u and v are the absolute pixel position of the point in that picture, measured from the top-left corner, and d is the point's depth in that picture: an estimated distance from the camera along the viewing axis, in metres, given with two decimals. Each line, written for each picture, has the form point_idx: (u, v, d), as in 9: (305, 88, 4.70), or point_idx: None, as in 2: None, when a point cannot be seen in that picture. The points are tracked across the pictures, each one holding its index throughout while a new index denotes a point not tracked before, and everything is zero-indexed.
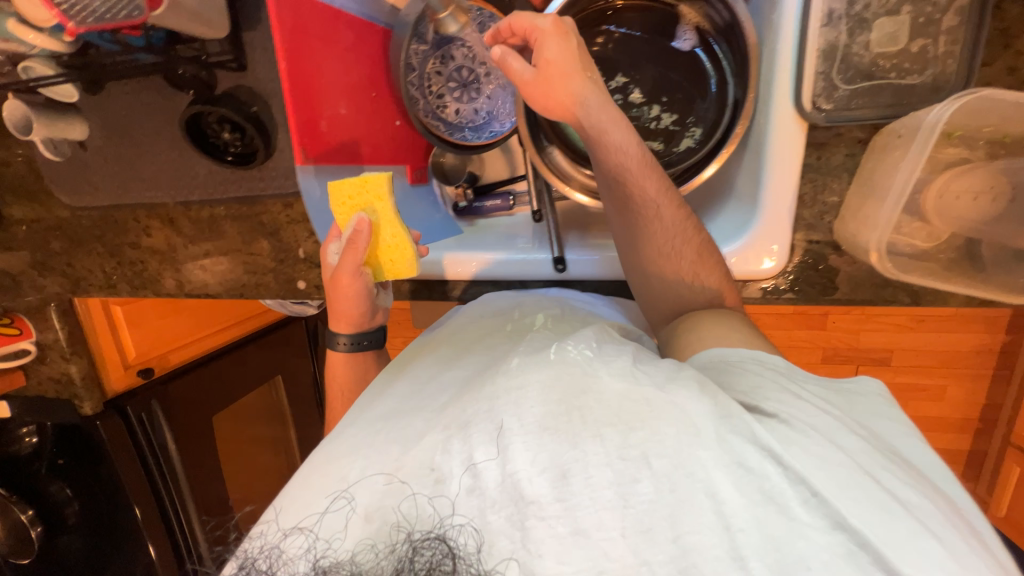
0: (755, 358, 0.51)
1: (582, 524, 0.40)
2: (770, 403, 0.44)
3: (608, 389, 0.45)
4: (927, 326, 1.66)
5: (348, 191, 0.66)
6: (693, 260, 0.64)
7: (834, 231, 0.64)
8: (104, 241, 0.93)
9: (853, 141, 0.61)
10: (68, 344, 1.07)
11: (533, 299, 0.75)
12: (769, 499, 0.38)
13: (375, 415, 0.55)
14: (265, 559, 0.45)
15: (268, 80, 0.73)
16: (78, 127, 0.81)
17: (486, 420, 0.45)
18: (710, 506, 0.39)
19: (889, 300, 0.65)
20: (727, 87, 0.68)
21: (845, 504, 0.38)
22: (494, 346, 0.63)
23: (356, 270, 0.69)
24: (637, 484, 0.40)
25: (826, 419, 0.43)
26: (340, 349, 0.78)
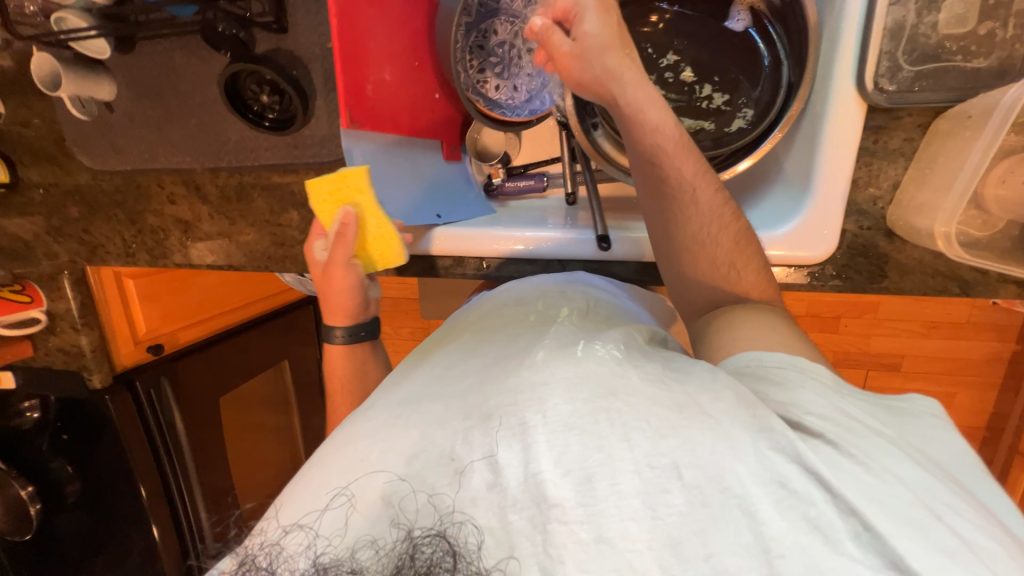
0: (794, 364, 0.49)
1: (604, 532, 0.39)
2: (812, 420, 0.44)
3: (638, 394, 0.44)
4: (937, 332, 1.65)
5: (326, 188, 0.67)
6: (732, 248, 0.62)
7: (887, 217, 0.63)
8: (125, 207, 0.90)
9: (912, 125, 0.60)
10: (79, 314, 1.04)
11: (555, 287, 0.72)
12: (815, 527, 0.38)
13: (393, 403, 0.53)
14: (265, 555, 0.44)
15: (310, 43, 0.71)
16: (107, 87, 0.79)
17: (510, 415, 0.44)
18: (747, 524, 0.38)
19: (939, 290, 0.64)
20: (780, 69, 0.67)
21: (898, 536, 0.37)
22: (517, 334, 0.59)
23: (344, 261, 0.71)
24: (667, 495, 0.39)
25: (876, 445, 0.43)
26: (337, 342, 0.78)
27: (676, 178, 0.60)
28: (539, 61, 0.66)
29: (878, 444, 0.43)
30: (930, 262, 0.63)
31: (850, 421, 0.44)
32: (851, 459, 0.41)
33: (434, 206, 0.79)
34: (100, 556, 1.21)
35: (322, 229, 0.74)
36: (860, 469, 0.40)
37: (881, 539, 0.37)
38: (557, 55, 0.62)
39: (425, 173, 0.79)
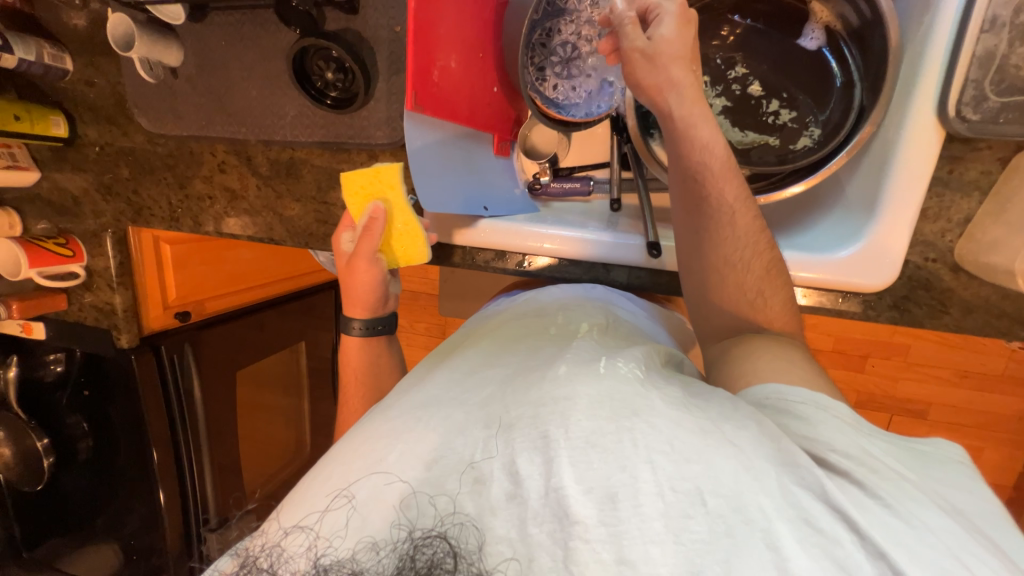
0: (818, 401, 0.48)
1: (627, 555, 0.38)
2: (836, 455, 0.43)
3: (663, 416, 0.42)
4: (969, 383, 1.54)
5: (360, 182, 0.72)
6: (761, 276, 0.60)
7: (955, 252, 0.61)
8: (175, 171, 0.91)
9: (992, 158, 0.59)
10: (118, 273, 1.06)
11: (572, 299, 0.72)
12: (843, 570, 0.37)
13: (410, 406, 0.54)
14: (265, 556, 0.46)
15: (378, 26, 0.72)
16: (175, 53, 0.80)
17: (531, 427, 0.44)
18: (771, 559, 0.37)
19: (1003, 332, 0.62)
20: (852, 91, 0.66)
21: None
22: (538, 348, 0.59)
23: (369, 254, 0.74)
24: (689, 521, 0.38)
25: (892, 488, 0.42)
26: (355, 334, 0.80)
27: (716, 200, 0.58)
28: (606, 54, 0.64)
29: (903, 488, 0.42)
30: (995, 301, 0.61)
31: (877, 462, 0.43)
32: (877, 502, 0.40)
33: (481, 198, 0.79)
34: (102, 517, 1.21)
35: (351, 221, 0.77)
36: (885, 512, 0.40)
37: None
38: (629, 50, 0.58)
39: (478, 164, 0.79)
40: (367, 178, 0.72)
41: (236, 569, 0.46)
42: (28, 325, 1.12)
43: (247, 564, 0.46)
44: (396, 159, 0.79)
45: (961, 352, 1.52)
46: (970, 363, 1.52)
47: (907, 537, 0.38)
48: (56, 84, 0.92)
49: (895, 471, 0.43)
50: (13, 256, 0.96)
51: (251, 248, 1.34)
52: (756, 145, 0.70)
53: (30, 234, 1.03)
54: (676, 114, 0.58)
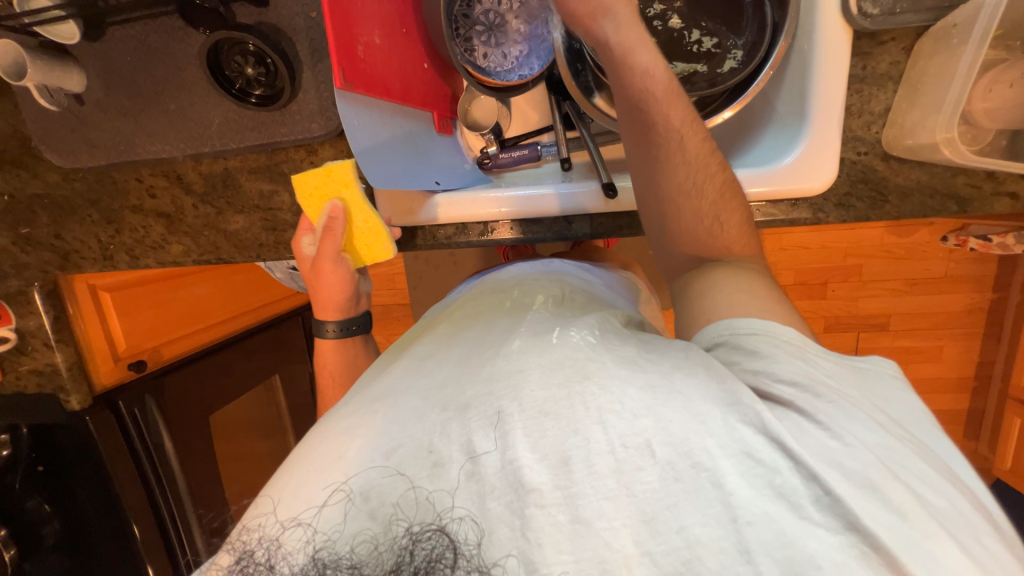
0: (768, 330, 0.50)
1: (582, 512, 0.40)
2: (781, 388, 0.45)
3: (615, 376, 0.45)
4: (921, 289, 1.63)
5: (314, 182, 0.70)
6: (717, 200, 0.61)
7: (884, 141, 0.65)
8: (100, 206, 0.85)
9: (898, 49, 0.63)
10: (54, 329, 0.97)
11: (530, 275, 0.72)
12: (781, 495, 0.39)
13: (366, 399, 0.53)
14: (264, 551, 0.44)
15: (291, 14, 0.69)
16: (76, 77, 0.75)
17: (485, 404, 0.45)
18: (716, 496, 0.39)
19: (937, 210, 0.66)
20: (763, 9, 0.68)
21: (858, 505, 0.38)
22: (493, 322, 0.59)
23: (332, 255, 0.72)
24: (640, 472, 0.40)
25: (841, 408, 0.44)
26: (329, 336, 0.77)
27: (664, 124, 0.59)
28: None
29: (842, 405, 0.44)
30: (927, 182, 0.65)
31: (822, 388, 0.45)
32: (816, 425, 0.43)
33: (432, 173, 0.77)
34: None
35: (310, 224, 0.74)
36: (826, 434, 0.42)
37: (842, 502, 0.38)
38: None
39: (422, 144, 0.78)
40: (320, 177, 0.70)
41: (231, 564, 0.45)
42: None
43: (247, 555, 0.44)
44: (336, 150, 0.77)
45: (906, 262, 1.60)
46: (915, 271, 1.60)
47: (843, 456, 0.41)
48: None
49: (837, 391, 0.46)
50: None
51: (205, 284, 1.27)
52: (687, 75, 0.72)
53: None
54: (611, 41, 0.59)
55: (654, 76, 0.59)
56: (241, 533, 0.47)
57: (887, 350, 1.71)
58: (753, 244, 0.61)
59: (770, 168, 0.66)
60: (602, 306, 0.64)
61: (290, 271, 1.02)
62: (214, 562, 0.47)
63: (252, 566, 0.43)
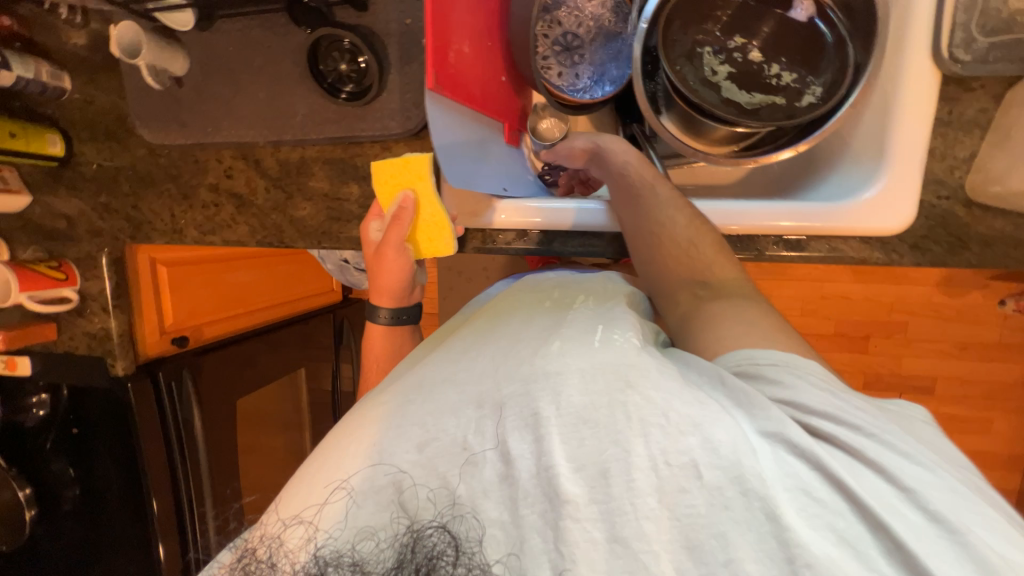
0: (790, 362, 0.47)
1: (620, 532, 0.40)
2: (818, 420, 0.42)
3: (659, 385, 0.43)
4: (970, 355, 1.55)
5: (390, 172, 0.74)
6: (713, 256, 0.61)
7: (966, 187, 0.64)
8: (178, 182, 0.90)
9: (987, 97, 0.63)
10: (114, 295, 0.99)
11: (570, 279, 0.71)
12: (846, 542, 0.38)
13: (398, 388, 0.52)
14: (265, 547, 0.45)
15: (388, 20, 0.74)
16: (181, 61, 0.80)
17: (521, 404, 0.44)
18: (772, 530, 0.37)
19: (1021, 262, 0.64)
20: (846, 48, 0.69)
21: (936, 565, 0.36)
22: (532, 318, 0.57)
23: (397, 244, 0.74)
24: (684, 494, 0.39)
25: (909, 457, 0.41)
26: (381, 323, 0.78)
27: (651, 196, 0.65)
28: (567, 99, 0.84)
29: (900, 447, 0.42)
30: (1012, 232, 0.63)
31: (877, 431, 0.42)
32: (868, 466, 0.40)
33: (501, 180, 0.81)
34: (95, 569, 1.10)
35: (379, 210, 0.77)
36: (879, 478, 0.40)
37: (915, 559, 0.36)
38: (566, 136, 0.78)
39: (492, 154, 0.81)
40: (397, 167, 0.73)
41: (233, 560, 0.46)
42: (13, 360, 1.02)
43: (248, 552, 0.45)
44: (411, 147, 0.79)
45: (957, 324, 1.53)
46: (965, 335, 1.53)
47: (896, 502, 0.39)
48: (58, 106, 0.91)
49: (873, 421, 0.44)
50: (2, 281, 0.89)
51: (247, 269, 1.31)
52: (764, 105, 0.72)
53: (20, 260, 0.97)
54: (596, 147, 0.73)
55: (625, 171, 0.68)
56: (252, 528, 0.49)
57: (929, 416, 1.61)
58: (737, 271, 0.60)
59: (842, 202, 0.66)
60: (625, 297, 0.63)
61: (341, 264, 1.05)
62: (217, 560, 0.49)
63: (253, 564, 0.44)
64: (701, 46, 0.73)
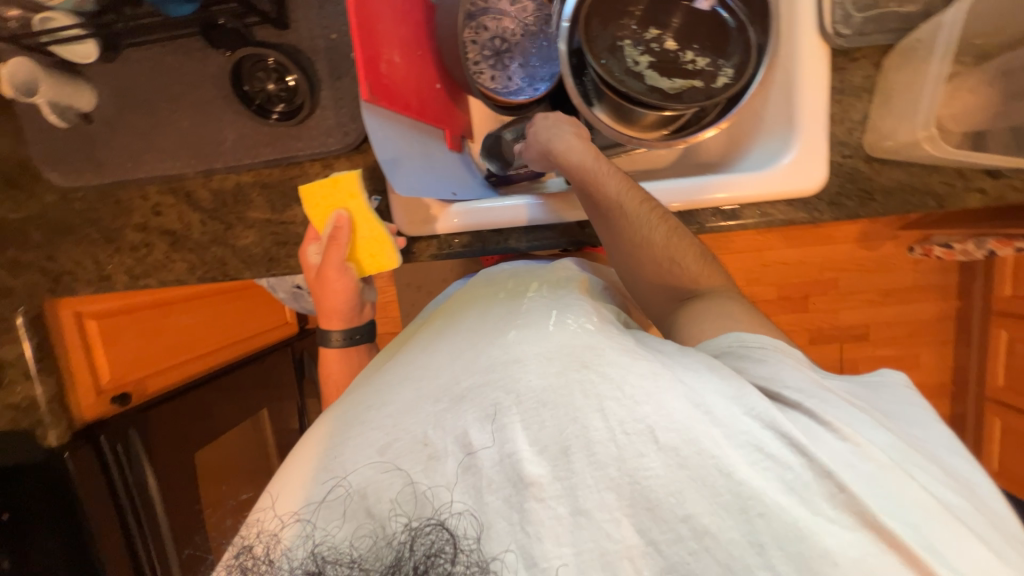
0: (775, 345, 0.53)
1: (583, 505, 0.41)
2: (790, 392, 0.47)
3: (614, 363, 0.45)
4: (893, 300, 1.71)
5: (320, 193, 0.71)
6: (697, 262, 0.66)
7: (865, 145, 0.72)
8: (99, 226, 0.83)
9: (868, 64, 0.71)
10: (37, 358, 0.93)
11: (524, 267, 0.74)
12: (794, 490, 0.41)
13: (362, 394, 0.53)
14: (263, 543, 0.45)
15: (313, 36, 0.73)
16: (87, 95, 0.75)
17: (481, 396, 0.45)
18: (725, 483, 0.40)
19: (919, 205, 0.72)
20: (748, 32, 0.75)
21: (874, 502, 0.41)
22: (488, 311, 0.58)
23: (337, 264, 0.72)
24: (643, 459, 0.41)
25: (852, 412, 0.48)
26: (334, 346, 0.76)
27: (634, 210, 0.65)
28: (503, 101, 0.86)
29: (852, 413, 0.47)
30: (906, 180, 0.71)
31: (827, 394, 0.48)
32: (830, 430, 0.44)
33: (448, 185, 0.80)
34: None
35: (315, 233, 0.74)
36: (836, 438, 0.44)
37: (856, 499, 0.40)
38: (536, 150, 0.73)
39: (437, 162, 0.81)
40: (324, 188, 0.70)
41: (231, 560, 0.45)
42: None
43: (246, 549, 0.45)
44: (352, 163, 0.78)
45: (877, 274, 1.69)
46: (887, 283, 1.69)
47: (856, 460, 0.43)
48: None
49: (836, 394, 0.49)
50: None
51: (193, 312, 1.21)
52: (685, 89, 0.78)
53: None
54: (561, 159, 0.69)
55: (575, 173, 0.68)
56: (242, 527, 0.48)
57: (868, 360, 1.77)
58: (719, 274, 0.66)
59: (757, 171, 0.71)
60: (577, 283, 0.65)
61: (293, 291, 1.01)
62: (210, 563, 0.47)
63: (252, 563, 0.44)
64: (621, 40, 0.78)
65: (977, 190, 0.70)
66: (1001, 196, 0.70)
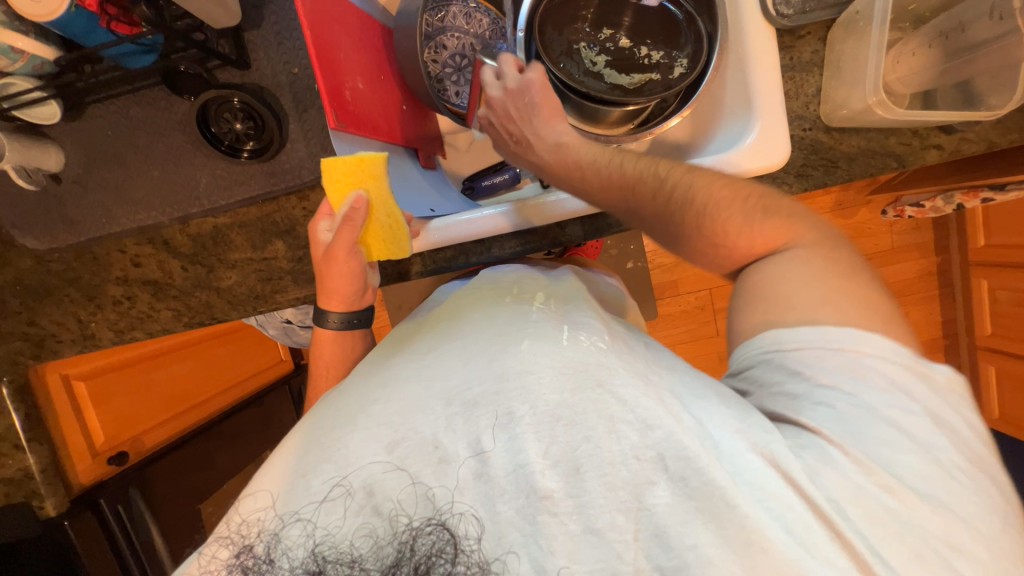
0: (820, 344, 0.48)
1: (594, 523, 0.42)
2: (812, 416, 0.46)
3: (627, 382, 0.46)
4: (876, 262, 1.75)
5: (341, 168, 0.63)
6: (739, 222, 0.53)
7: (822, 116, 0.74)
8: (78, 284, 0.82)
9: (815, 40, 0.74)
10: (26, 427, 0.87)
11: (530, 273, 0.71)
12: (794, 530, 0.41)
13: (369, 387, 0.52)
14: (264, 543, 0.44)
15: (275, 73, 0.74)
16: (54, 155, 0.74)
17: (494, 404, 0.46)
18: (731, 518, 0.41)
19: (881, 168, 0.75)
20: (696, 23, 0.77)
21: (866, 545, 0.41)
22: (494, 314, 0.58)
23: (349, 246, 0.68)
24: (653, 486, 0.42)
25: (889, 438, 0.44)
26: (330, 327, 0.73)
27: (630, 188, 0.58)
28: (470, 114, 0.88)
29: (885, 437, 0.44)
30: (867, 146, 0.74)
31: (859, 417, 0.44)
32: (843, 461, 0.43)
33: (427, 202, 0.81)
34: None
35: (330, 208, 0.69)
36: (850, 470, 0.43)
37: (850, 544, 0.41)
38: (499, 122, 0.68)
39: (409, 179, 0.81)
40: (349, 165, 0.63)
41: (231, 558, 0.44)
42: None
43: (246, 548, 0.44)
44: None
45: (856, 240, 1.72)
46: (868, 247, 1.73)
47: (863, 494, 0.42)
48: None
49: (879, 414, 0.44)
50: None
51: (185, 361, 1.21)
52: (644, 83, 0.81)
53: None
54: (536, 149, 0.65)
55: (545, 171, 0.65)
56: (235, 523, 0.46)
57: None
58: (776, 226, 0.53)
59: (725, 153, 0.73)
60: (584, 297, 0.64)
61: (284, 326, 1.00)
62: (203, 547, 0.46)
63: (252, 561, 0.44)
64: (576, 44, 0.81)
65: (933, 147, 0.73)
66: (957, 149, 0.72)
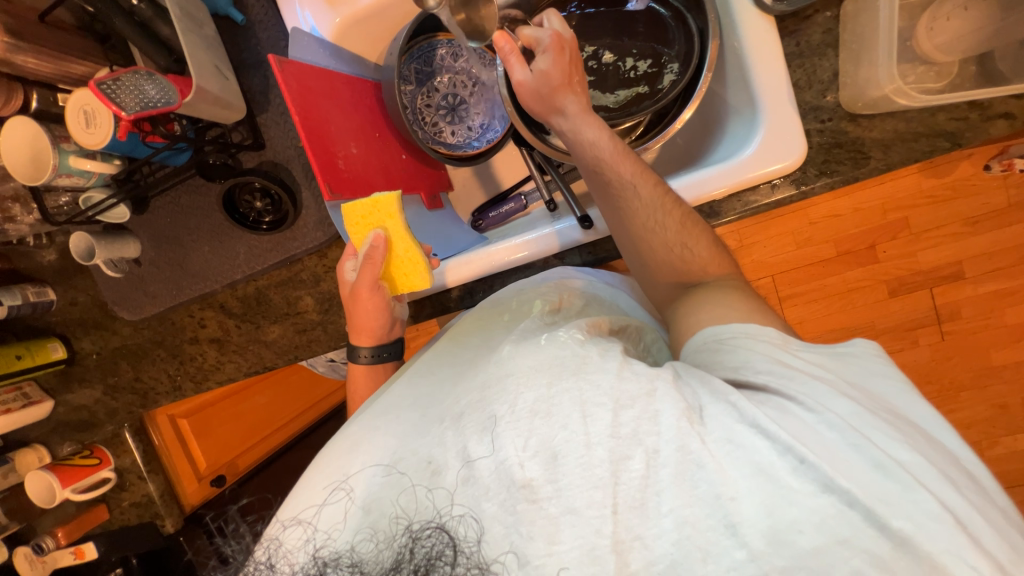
0: (747, 332, 0.52)
1: (571, 503, 0.41)
2: (758, 375, 0.47)
3: (602, 371, 0.45)
4: (987, 225, 1.38)
5: (360, 211, 0.68)
6: (678, 227, 0.61)
7: (843, 103, 0.65)
8: (165, 345, 0.98)
9: (826, 19, 0.65)
10: (145, 462, 1.06)
11: (528, 285, 0.71)
12: (760, 470, 0.40)
13: (366, 417, 0.53)
14: (264, 550, 0.45)
15: (286, 149, 0.82)
16: (132, 245, 0.89)
17: (479, 411, 0.46)
18: (705, 484, 0.40)
19: (930, 152, 0.63)
20: (687, 23, 0.73)
21: (828, 464, 0.39)
22: (493, 337, 0.60)
23: (371, 283, 0.70)
24: (628, 460, 0.41)
25: (815, 385, 0.45)
26: (362, 362, 0.75)
27: (617, 180, 0.61)
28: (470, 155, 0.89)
29: (812, 382, 0.45)
30: (906, 128, 0.63)
31: (793, 370, 0.47)
32: (795, 404, 0.43)
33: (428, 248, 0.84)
34: None
35: (353, 250, 0.73)
36: (802, 410, 0.43)
37: (815, 466, 0.39)
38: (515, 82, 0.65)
39: (413, 223, 0.84)
40: (366, 208, 0.67)
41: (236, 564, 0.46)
42: (79, 549, 1.04)
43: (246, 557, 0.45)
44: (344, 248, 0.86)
45: (954, 202, 1.38)
46: (972, 208, 1.38)
47: (818, 427, 0.42)
48: (46, 317, 0.99)
49: (804, 370, 0.47)
50: (47, 485, 0.97)
51: (265, 393, 1.37)
52: (630, 99, 0.79)
53: (59, 458, 1.03)
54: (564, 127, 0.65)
55: (601, 143, 0.62)
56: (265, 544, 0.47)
57: (971, 302, 1.43)
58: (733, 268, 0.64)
59: (722, 165, 0.65)
60: (583, 308, 0.64)
61: (329, 363, 1.11)
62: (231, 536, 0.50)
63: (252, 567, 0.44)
64: None
65: (994, 120, 0.61)
66: None
